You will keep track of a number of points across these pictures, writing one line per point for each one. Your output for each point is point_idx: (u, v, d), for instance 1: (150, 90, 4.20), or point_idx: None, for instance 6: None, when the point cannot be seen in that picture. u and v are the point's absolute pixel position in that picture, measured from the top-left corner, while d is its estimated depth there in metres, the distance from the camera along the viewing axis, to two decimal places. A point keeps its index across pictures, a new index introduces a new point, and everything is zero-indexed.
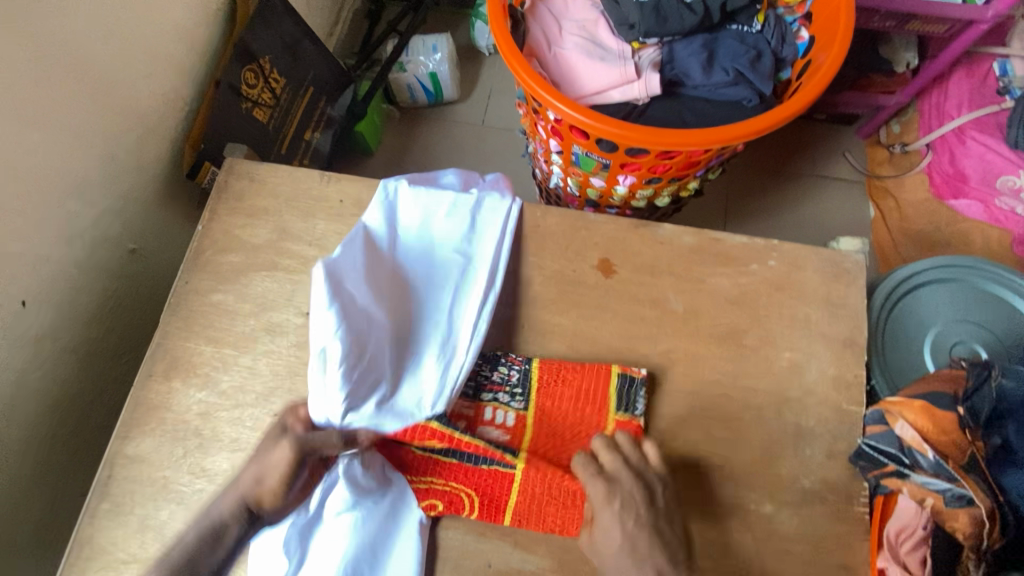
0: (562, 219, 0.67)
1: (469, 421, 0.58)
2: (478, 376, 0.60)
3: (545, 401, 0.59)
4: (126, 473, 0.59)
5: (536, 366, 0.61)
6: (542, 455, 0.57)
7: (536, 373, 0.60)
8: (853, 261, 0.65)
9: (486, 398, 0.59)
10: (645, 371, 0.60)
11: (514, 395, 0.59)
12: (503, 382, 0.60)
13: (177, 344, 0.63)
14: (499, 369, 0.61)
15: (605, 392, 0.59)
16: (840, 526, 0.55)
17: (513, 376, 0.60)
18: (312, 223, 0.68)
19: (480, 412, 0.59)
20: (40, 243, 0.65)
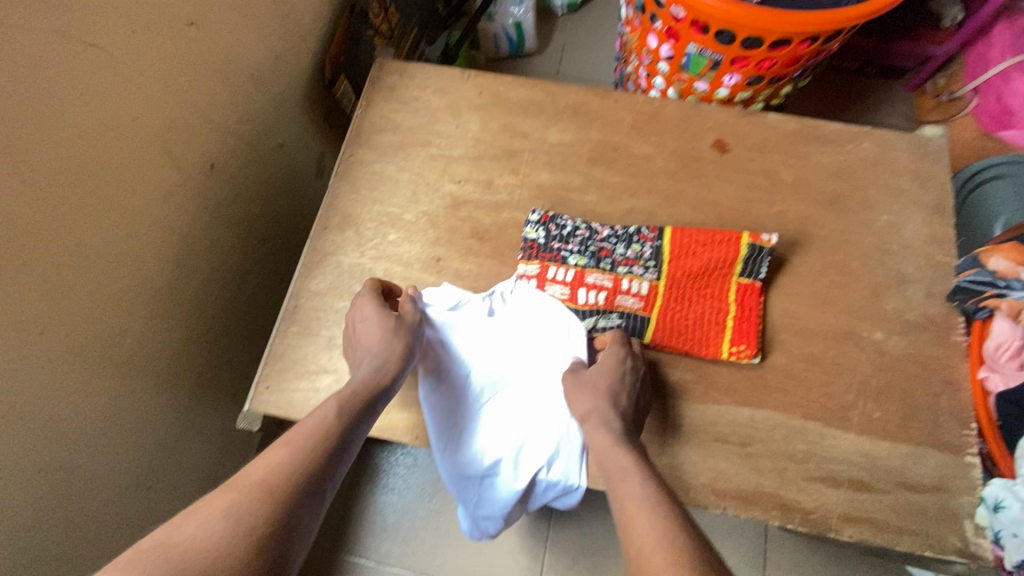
0: (678, 107, 0.77)
1: (608, 290, 0.64)
2: (613, 254, 0.66)
3: (676, 271, 0.64)
4: (311, 302, 0.67)
5: (669, 231, 0.66)
6: (672, 324, 0.63)
7: (668, 242, 0.65)
8: (936, 144, 0.74)
9: (623, 270, 0.65)
10: (773, 241, 0.64)
11: (648, 268, 0.65)
12: (637, 257, 0.65)
13: (346, 202, 0.72)
14: (632, 247, 0.66)
15: (731, 259, 0.64)
16: (942, 350, 0.63)
17: (645, 252, 0.65)
18: (457, 110, 0.78)
19: (617, 283, 0.64)
20: (225, 116, 0.74)
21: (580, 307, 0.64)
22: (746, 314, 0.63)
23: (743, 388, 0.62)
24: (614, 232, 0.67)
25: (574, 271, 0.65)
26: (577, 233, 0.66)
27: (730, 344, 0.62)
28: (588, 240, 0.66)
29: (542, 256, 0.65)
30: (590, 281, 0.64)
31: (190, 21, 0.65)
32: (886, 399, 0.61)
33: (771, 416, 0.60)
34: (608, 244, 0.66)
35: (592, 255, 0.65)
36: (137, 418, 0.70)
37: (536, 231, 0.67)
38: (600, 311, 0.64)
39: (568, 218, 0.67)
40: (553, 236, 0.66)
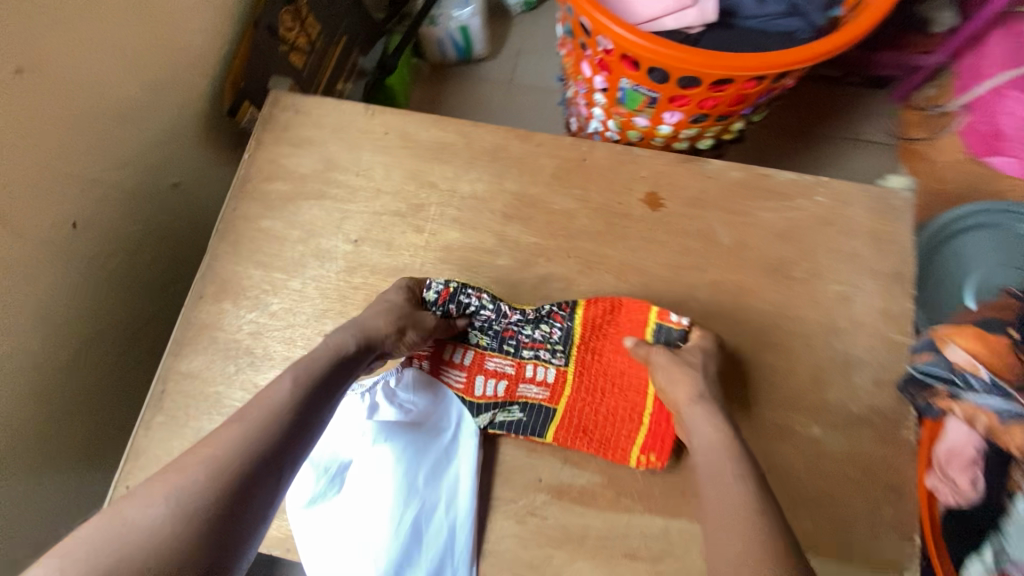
0: (608, 151, 0.67)
1: (509, 378, 0.59)
2: (519, 334, 0.59)
3: (585, 358, 0.59)
4: (179, 388, 0.59)
5: (582, 310, 0.59)
6: (575, 421, 0.57)
7: (580, 323, 0.59)
8: (900, 198, 0.65)
9: (527, 354, 0.59)
10: (688, 325, 0.58)
11: (555, 352, 0.59)
12: (545, 339, 0.59)
13: (226, 267, 0.64)
14: (540, 327, 0.59)
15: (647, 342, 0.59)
16: (889, 450, 0.55)
17: (554, 334, 0.59)
18: (358, 153, 0.68)
19: (520, 369, 0.59)
20: (89, 166, 0.64)
21: (475, 398, 0.58)
22: (660, 410, 0.57)
23: (658, 493, 0.55)
24: (524, 315, 0.58)
25: (473, 352, 0.59)
26: (480, 314, 0.59)
27: (637, 446, 0.55)
28: (492, 321, 0.59)
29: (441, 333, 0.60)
30: (489, 366, 0.59)
31: (20, 67, 0.55)
32: (821, 508, 0.54)
33: (688, 527, 0.54)
34: (515, 324, 0.60)
35: (495, 335, 0.59)
36: None
37: (432, 309, 0.58)
38: (498, 404, 0.58)
39: (473, 294, 0.58)
40: (454, 316, 0.58)
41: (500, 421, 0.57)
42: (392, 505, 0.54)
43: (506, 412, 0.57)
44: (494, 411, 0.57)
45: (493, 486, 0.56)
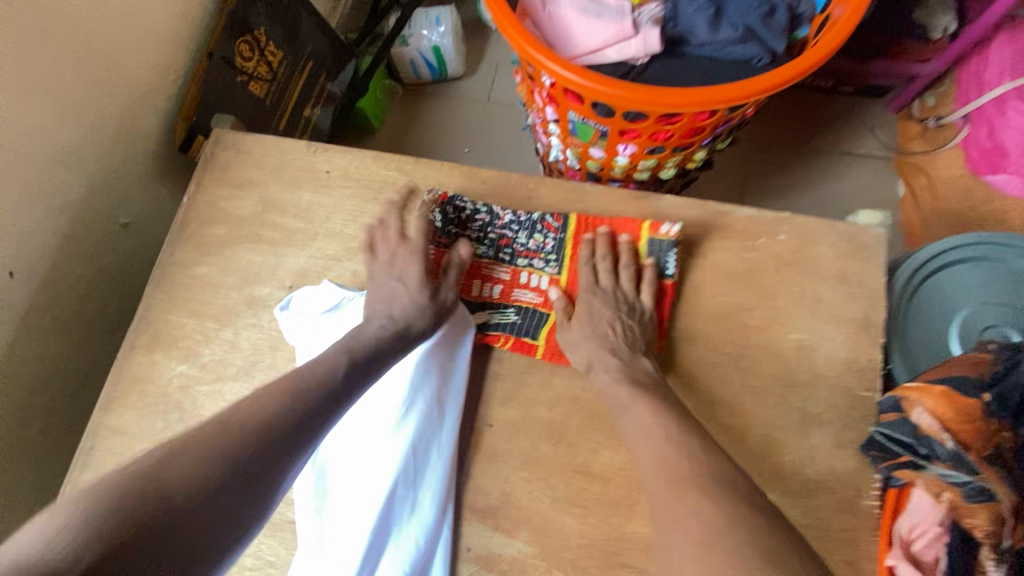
0: (556, 188, 0.63)
1: (504, 283, 0.59)
2: (514, 243, 0.59)
3: (578, 266, 0.59)
4: (107, 445, 0.58)
5: (575, 220, 0.59)
6: (568, 324, 0.58)
7: (573, 232, 0.59)
8: (872, 236, 0.60)
9: (522, 263, 0.59)
10: (676, 233, 0.58)
11: (549, 261, 0.59)
12: (539, 248, 0.59)
13: (160, 317, 0.62)
14: (535, 237, 0.59)
15: (637, 251, 0.59)
16: (846, 520, 0.51)
17: (548, 244, 0.59)
18: (298, 194, 0.66)
19: (515, 276, 0.59)
20: (25, 213, 0.64)
21: (472, 300, 0.59)
22: (651, 310, 0.57)
23: (593, 564, 0.51)
24: (517, 218, 0.60)
25: (469, 260, 0.59)
26: (477, 219, 0.60)
27: (627, 347, 0.56)
28: (487, 226, 0.60)
29: (438, 242, 0.60)
30: (486, 272, 0.59)
31: None
32: None
33: None
34: (510, 233, 0.59)
35: (490, 245, 0.60)
36: None
37: (432, 213, 0.60)
38: (493, 306, 0.58)
39: (468, 201, 0.60)
40: (451, 220, 0.60)
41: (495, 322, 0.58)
42: (381, 412, 0.55)
43: (501, 315, 0.58)
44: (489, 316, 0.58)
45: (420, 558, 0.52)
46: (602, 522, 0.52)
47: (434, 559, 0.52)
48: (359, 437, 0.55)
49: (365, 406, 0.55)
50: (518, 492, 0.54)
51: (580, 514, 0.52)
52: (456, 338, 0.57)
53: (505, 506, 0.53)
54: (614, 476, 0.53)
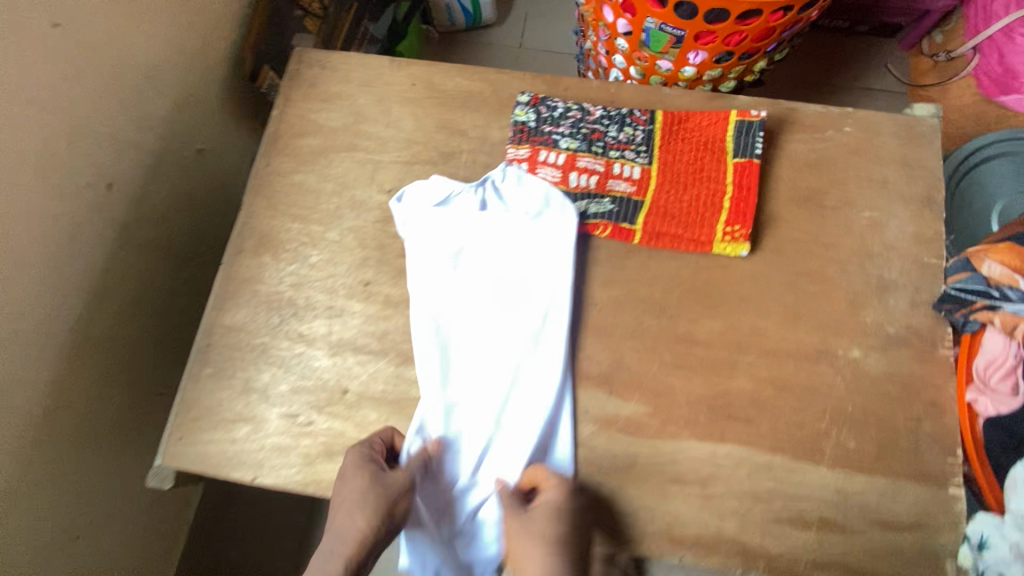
0: (637, 92, 0.67)
1: (599, 174, 0.62)
2: (605, 137, 0.64)
3: (667, 155, 0.63)
4: (225, 340, 0.60)
5: (661, 115, 0.64)
6: (662, 209, 0.61)
7: (660, 125, 0.64)
8: (927, 125, 0.66)
9: (614, 155, 0.63)
10: (762, 115, 0.63)
11: (639, 152, 0.63)
12: (629, 140, 0.63)
13: (263, 222, 0.64)
14: (625, 130, 0.64)
15: (724, 139, 0.63)
16: (926, 367, 0.56)
17: (637, 136, 0.64)
18: (386, 106, 0.68)
19: (609, 167, 0.62)
20: (120, 125, 0.65)
21: (571, 191, 0.62)
22: (742, 191, 0.61)
23: (704, 418, 0.56)
24: (607, 114, 0.64)
25: (566, 154, 0.63)
26: (569, 116, 0.64)
27: (721, 226, 0.60)
28: (579, 121, 0.64)
29: (533, 139, 0.63)
30: (581, 166, 0.62)
31: (55, 21, 0.55)
32: (865, 425, 0.55)
33: (734, 450, 0.54)
34: (601, 127, 0.64)
35: (584, 139, 0.63)
36: (48, 470, 0.63)
37: (526, 113, 0.65)
38: (591, 195, 0.62)
39: (559, 101, 0.65)
40: (544, 118, 0.64)
41: (594, 212, 0.61)
42: (499, 292, 0.60)
43: (599, 204, 0.62)
44: (589, 205, 0.61)
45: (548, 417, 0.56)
46: (708, 381, 0.57)
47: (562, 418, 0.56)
48: (481, 318, 0.59)
49: (482, 288, 0.60)
50: (628, 360, 0.58)
51: (687, 376, 0.57)
52: (561, 225, 0.60)
53: (616, 373, 0.58)
54: (715, 341, 0.58)
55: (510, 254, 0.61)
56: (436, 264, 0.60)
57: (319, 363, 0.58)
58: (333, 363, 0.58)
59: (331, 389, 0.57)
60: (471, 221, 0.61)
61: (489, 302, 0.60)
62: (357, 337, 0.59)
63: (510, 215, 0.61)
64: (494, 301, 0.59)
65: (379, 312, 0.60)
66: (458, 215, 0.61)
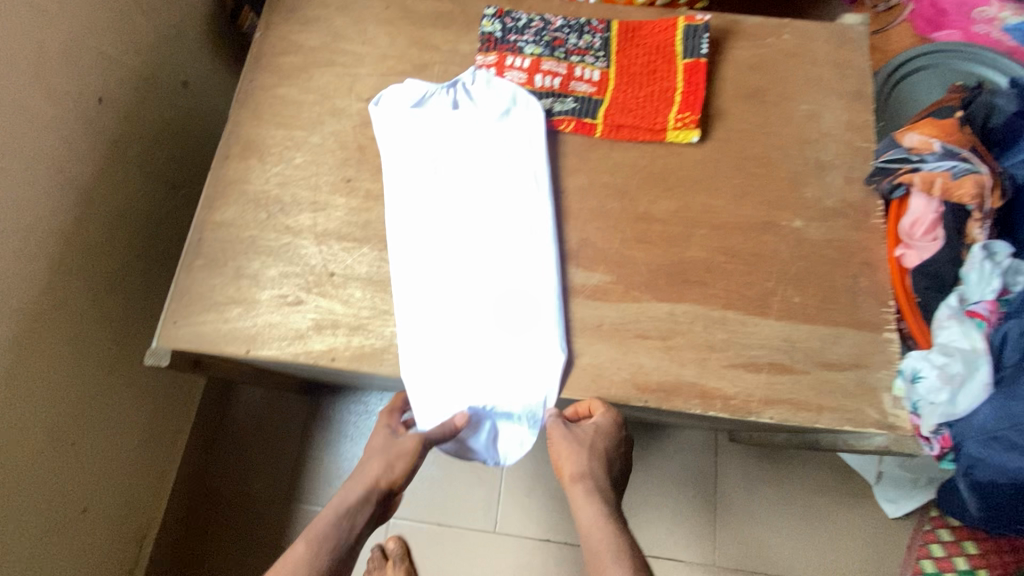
0: (594, 9, 0.73)
1: (562, 76, 0.67)
2: (566, 44, 0.69)
3: (625, 60, 0.68)
4: (216, 234, 0.63)
5: (617, 25, 0.70)
6: (620, 105, 0.66)
7: (616, 33, 0.69)
8: (856, 32, 0.72)
9: (575, 60, 0.68)
10: (707, 21, 0.69)
11: (598, 57, 0.68)
12: (588, 47, 0.68)
13: (249, 130, 0.68)
14: (584, 38, 0.69)
15: (674, 43, 0.68)
16: (862, 233, 0.62)
17: (596, 44, 0.69)
18: (363, 26, 0.73)
19: (571, 70, 0.67)
20: (108, 43, 0.68)
21: (536, 90, 0.66)
22: (692, 88, 0.66)
23: (662, 284, 0.61)
24: (568, 24, 0.69)
25: (530, 59, 0.67)
26: (532, 26, 0.69)
27: (674, 118, 0.65)
28: (542, 31, 0.69)
29: (499, 47, 0.68)
30: (545, 69, 0.67)
31: None
32: (806, 284, 0.61)
33: (690, 309, 0.60)
34: (562, 35, 0.69)
35: (546, 46, 0.68)
36: (44, 368, 0.66)
37: (493, 24, 0.70)
38: (555, 94, 0.66)
39: (523, 13, 0.70)
40: (509, 29, 0.69)
41: (558, 110, 0.66)
42: (474, 185, 0.64)
43: (562, 103, 0.66)
44: (553, 103, 0.66)
45: (526, 295, 0.60)
46: (666, 253, 0.62)
47: (540, 296, 0.60)
48: (461, 214, 0.63)
49: (457, 182, 0.64)
50: (593, 238, 0.63)
51: (647, 249, 0.62)
52: (528, 123, 0.65)
53: (583, 250, 0.63)
54: (671, 219, 0.63)
55: (488, 150, 0.65)
56: (416, 163, 0.64)
57: (307, 251, 0.63)
58: (319, 251, 0.63)
59: (318, 273, 0.62)
60: (444, 120, 0.66)
61: (466, 194, 0.64)
62: (341, 229, 0.64)
63: (483, 114, 0.66)
64: (472, 193, 0.64)
65: (361, 205, 0.65)
66: (432, 117, 0.66)
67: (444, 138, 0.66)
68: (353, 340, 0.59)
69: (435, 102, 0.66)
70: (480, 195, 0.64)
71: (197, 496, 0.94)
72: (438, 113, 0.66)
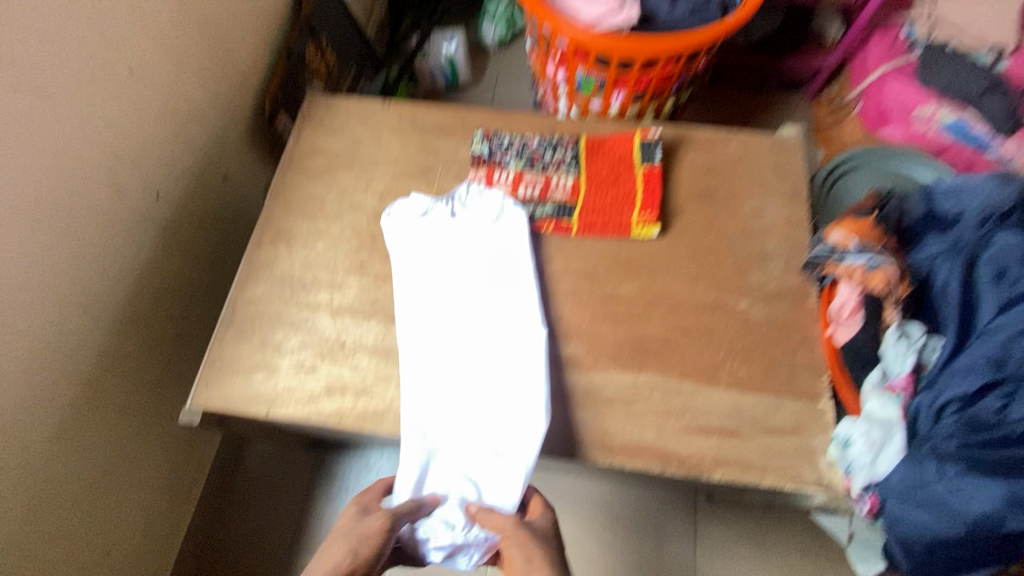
0: (571, 123, 0.88)
1: (541, 185, 0.80)
2: (543, 159, 0.82)
3: (592, 169, 0.81)
4: (246, 309, 0.75)
5: (584, 142, 0.83)
6: (591, 208, 0.79)
7: (582, 149, 0.83)
8: (793, 142, 0.86)
9: (551, 171, 0.81)
10: (658, 134, 0.83)
11: (570, 167, 0.82)
12: (561, 160, 0.82)
13: (279, 220, 0.81)
14: (557, 152, 0.82)
15: (633, 153, 0.82)
16: (799, 314, 0.73)
17: (566, 156, 0.82)
18: (379, 135, 0.88)
19: (549, 180, 0.81)
20: (169, 150, 0.83)
21: (521, 199, 0.79)
22: (648, 191, 0.79)
23: (627, 356, 0.71)
24: (541, 143, 0.83)
25: (513, 173, 0.81)
26: (513, 146, 0.83)
27: (637, 217, 0.78)
28: (523, 149, 0.82)
29: (488, 163, 0.82)
30: (526, 182, 0.80)
31: (131, 69, 0.74)
32: (751, 358, 0.70)
33: (650, 378, 0.69)
34: (539, 152, 0.82)
35: (527, 161, 0.82)
36: (87, 424, 0.75)
37: (481, 146, 0.82)
38: (535, 202, 0.80)
39: (506, 135, 0.83)
40: (495, 149, 0.82)
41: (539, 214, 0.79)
42: (469, 278, 0.76)
43: (543, 208, 0.79)
44: (535, 209, 0.79)
45: (512, 372, 0.70)
46: (630, 328, 0.72)
47: (523, 373, 0.69)
48: (455, 300, 0.75)
49: (455, 276, 0.76)
50: (568, 315, 0.74)
51: (614, 325, 0.73)
52: (514, 224, 0.78)
53: (559, 326, 0.73)
54: (635, 299, 0.74)
55: (480, 242, 0.77)
56: (419, 254, 0.76)
57: (323, 324, 0.74)
58: (332, 324, 0.74)
59: (332, 343, 0.72)
60: (442, 225, 0.78)
61: (461, 287, 0.75)
62: (353, 305, 0.75)
63: (477, 212, 0.78)
64: (467, 285, 0.76)
65: (370, 285, 0.76)
66: (432, 222, 0.78)
67: (441, 237, 0.77)
68: (358, 403, 0.69)
69: (436, 209, 0.78)
70: (474, 287, 0.75)
71: (208, 546, 1.01)
72: (437, 215, 0.79)
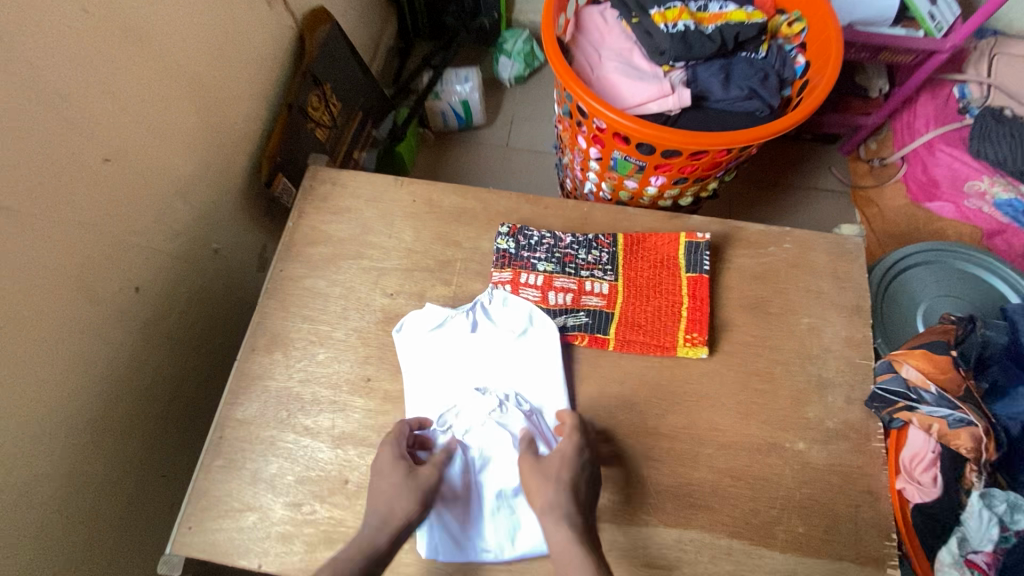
0: (606, 213, 0.78)
1: (574, 292, 0.71)
2: (576, 258, 0.73)
3: (632, 274, 0.72)
4: (236, 433, 0.66)
5: (622, 238, 0.75)
6: (629, 321, 0.70)
7: (622, 247, 0.74)
8: (853, 243, 0.77)
9: (585, 274, 0.72)
10: (707, 237, 0.73)
11: (606, 271, 0.72)
12: (597, 261, 0.73)
13: (275, 322, 0.72)
14: (592, 252, 0.73)
15: (677, 256, 0.73)
16: (863, 459, 0.64)
17: (603, 257, 0.73)
18: (390, 219, 0.78)
19: (582, 285, 0.71)
20: (151, 236, 0.73)
21: (551, 308, 0.70)
22: (696, 304, 0.70)
23: (669, 505, 0.62)
24: (576, 239, 0.74)
25: (543, 276, 0.72)
26: (544, 242, 0.74)
27: (682, 338, 0.69)
28: (553, 247, 0.73)
29: (514, 263, 0.72)
30: (558, 286, 0.71)
31: (106, 157, 0.63)
32: (810, 513, 0.62)
33: (697, 535, 0.61)
34: (572, 250, 0.73)
35: (558, 262, 0.73)
36: (51, 558, 0.66)
37: (506, 241, 0.74)
38: (568, 310, 0.70)
39: (535, 230, 0.74)
40: (522, 245, 0.73)
41: (572, 326, 0.70)
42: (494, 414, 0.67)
43: (575, 319, 0.70)
44: (566, 320, 0.70)
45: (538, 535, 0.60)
46: (672, 471, 0.64)
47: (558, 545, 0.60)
48: None
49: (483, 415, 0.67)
50: (604, 451, 0.65)
51: (655, 465, 0.64)
52: (542, 339, 0.69)
53: None
54: (679, 435, 0.65)
55: (504, 362, 0.69)
56: (434, 374, 0.67)
57: (323, 455, 0.65)
58: (335, 455, 0.64)
59: (334, 479, 0.63)
60: (461, 339, 0.69)
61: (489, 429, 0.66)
62: (359, 431, 0.66)
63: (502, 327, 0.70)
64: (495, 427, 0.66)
65: (378, 406, 0.67)
66: (450, 338, 0.69)
67: (461, 354, 0.69)
68: None
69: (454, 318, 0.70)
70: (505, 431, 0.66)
71: None
72: (455, 326, 0.69)
